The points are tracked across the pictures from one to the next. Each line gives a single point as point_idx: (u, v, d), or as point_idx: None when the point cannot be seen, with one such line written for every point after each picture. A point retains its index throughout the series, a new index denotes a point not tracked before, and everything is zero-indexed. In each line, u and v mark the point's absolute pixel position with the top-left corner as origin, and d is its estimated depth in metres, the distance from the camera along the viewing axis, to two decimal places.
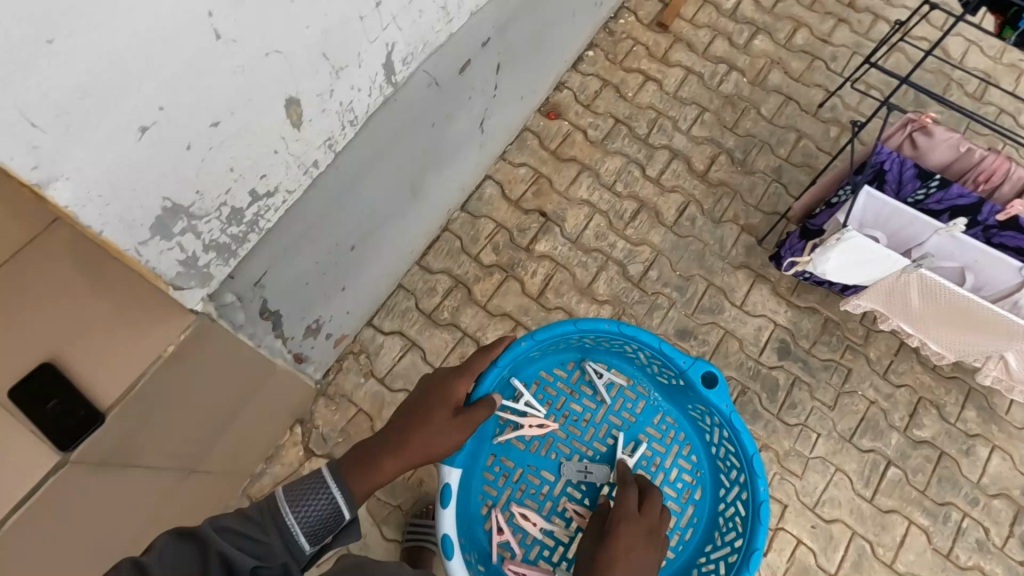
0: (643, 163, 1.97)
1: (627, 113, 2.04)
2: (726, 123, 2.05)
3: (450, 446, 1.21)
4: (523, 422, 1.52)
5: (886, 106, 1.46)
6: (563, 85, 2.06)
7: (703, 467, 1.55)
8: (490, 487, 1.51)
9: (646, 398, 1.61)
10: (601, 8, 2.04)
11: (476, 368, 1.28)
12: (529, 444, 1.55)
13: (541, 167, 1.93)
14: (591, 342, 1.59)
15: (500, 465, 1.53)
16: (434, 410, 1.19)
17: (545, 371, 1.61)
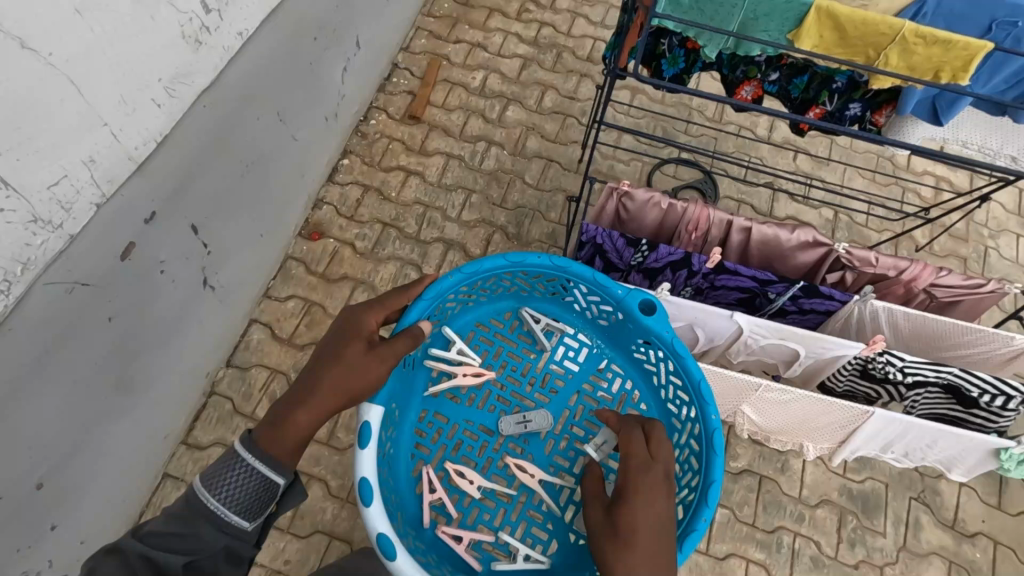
0: (418, 262, 1.91)
1: (394, 214, 1.99)
2: (494, 200, 2.05)
3: (375, 380, 1.00)
4: (455, 369, 1.31)
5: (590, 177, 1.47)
6: (322, 201, 1.98)
7: (652, 406, 1.31)
8: (422, 446, 1.28)
9: (592, 345, 1.39)
10: (342, 118, 1.99)
11: (389, 303, 1.09)
12: (464, 398, 1.34)
13: (311, 295, 1.82)
14: (528, 284, 1.38)
15: (433, 423, 1.31)
16: (340, 342, 0.99)
17: (476, 322, 1.40)
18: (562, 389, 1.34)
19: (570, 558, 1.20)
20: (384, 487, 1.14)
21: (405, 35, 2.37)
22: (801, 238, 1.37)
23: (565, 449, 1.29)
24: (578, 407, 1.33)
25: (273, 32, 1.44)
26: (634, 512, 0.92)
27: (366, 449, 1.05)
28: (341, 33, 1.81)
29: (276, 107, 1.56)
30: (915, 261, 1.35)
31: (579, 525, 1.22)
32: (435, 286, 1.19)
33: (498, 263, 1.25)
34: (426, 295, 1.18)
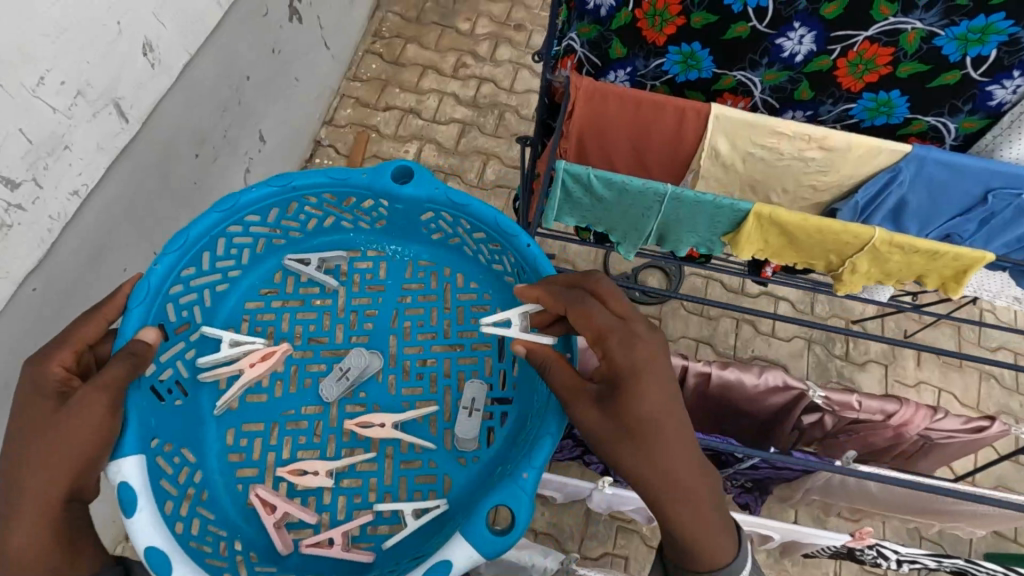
0: None
1: None
2: None
3: (87, 443, 0.71)
4: (237, 365, 0.98)
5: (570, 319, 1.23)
6: None
7: (483, 284, 1.09)
8: (241, 466, 0.98)
9: (385, 255, 1.12)
10: None
11: (82, 333, 0.78)
12: (268, 390, 1.03)
13: None
14: (281, 232, 1.05)
15: (245, 440, 0.99)
16: (25, 423, 0.71)
17: (248, 301, 1.06)
18: (376, 316, 1.08)
19: (473, 477, 0.98)
20: (194, 541, 0.86)
21: (328, 106, 2.13)
22: (770, 381, 1.16)
23: (411, 374, 1.05)
24: (404, 323, 1.08)
25: (131, 170, 1.21)
26: (645, 409, 0.72)
27: (138, 515, 0.75)
28: (237, 135, 1.58)
29: (151, 246, 1.33)
30: (906, 402, 1.15)
31: (463, 446, 1.00)
32: (148, 274, 0.87)
33: (215, 222, 0.93)
34: (149, 281, 0.86)
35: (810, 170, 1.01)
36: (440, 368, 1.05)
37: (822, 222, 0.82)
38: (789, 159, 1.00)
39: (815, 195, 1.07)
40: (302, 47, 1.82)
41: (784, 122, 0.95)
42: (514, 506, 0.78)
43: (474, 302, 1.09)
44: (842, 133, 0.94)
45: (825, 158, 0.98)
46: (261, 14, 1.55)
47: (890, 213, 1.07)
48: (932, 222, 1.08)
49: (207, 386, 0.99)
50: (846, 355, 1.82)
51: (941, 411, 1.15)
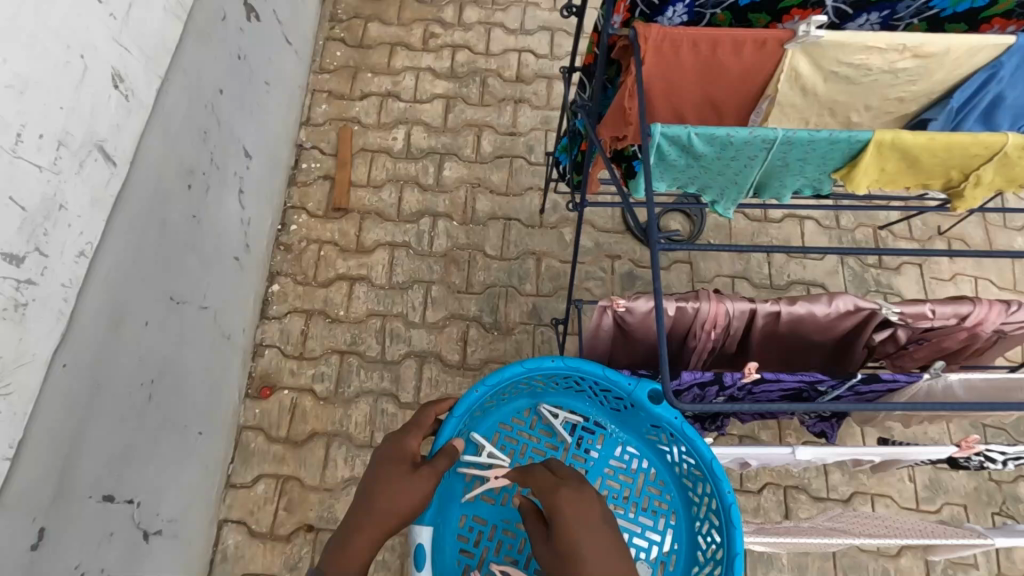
0: (393, 391, 1.63)
1: (348, 338, 1.69)
2: (458, 288, 1.76)
3: (413, 508, 0.87)
4: (488, 473, 1.06)
5: (641, 298, 1.11)
6: (262, 345, 1.67)
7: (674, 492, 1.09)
8: (464, 550, 1.05)
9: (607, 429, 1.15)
10: (256, 246, 1.66)
11: (423, 422, 0.96)
12: (497, 496, 1.09)
13: (282, 469, 1.54)
14: (542, 384, 1.13)
15: (474, 529, 1.06)
16: (386, 472, 0.88)
17: (502, 422, 1.15)
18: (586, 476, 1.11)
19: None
20: None
21: (302, 105, 2.00)
22: (841, 308, 1.13)
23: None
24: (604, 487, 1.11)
25: (131, 219, 1.11)
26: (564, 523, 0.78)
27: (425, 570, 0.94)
28: (223, 157, 1.46)
29: (168, 291, 1.25)
30: (979, 301, 1.12)
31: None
32: (456, 405, 1.01)
33: (515, 373, 1.03)
34: (457, 411, 1.00)
35: (897, 82, 0.91)
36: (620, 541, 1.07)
37: None
38: (877, 73, 0.89)
39: (898, 108, 0.97)
40: (265, 47, 1.68)
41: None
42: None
43: (659, 508, 1.09)
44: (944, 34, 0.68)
45: (920, 67, 0.88)
46: (219, 19, 1.42)
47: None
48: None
49: (457, 477, 1.09)
50: (880, 263, 1.80)
51: (1015, 303, 1.12)
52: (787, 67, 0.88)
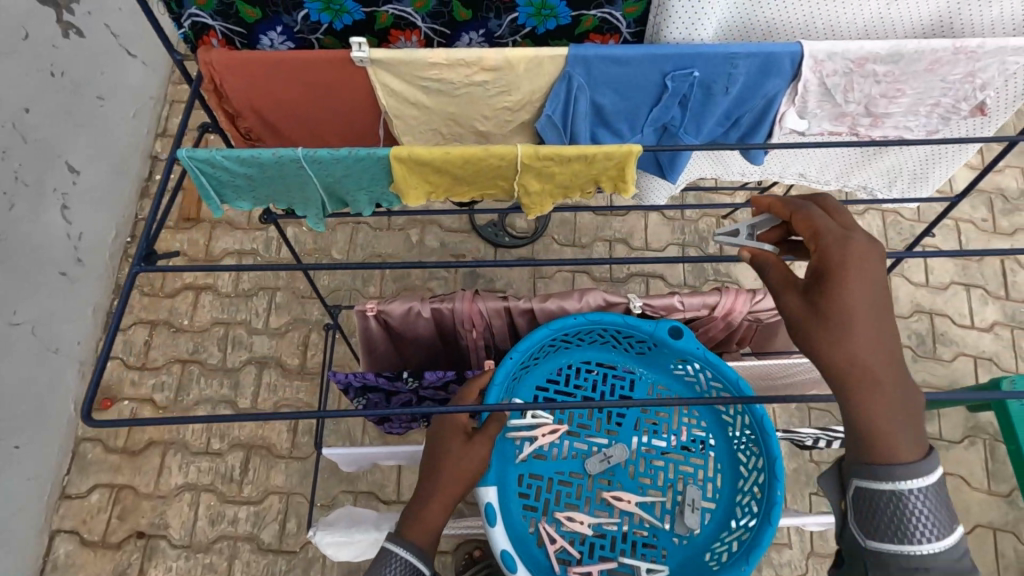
0: (231, 398, 1.66)
1: (191, 346, 1.72)
2: (303, 293, 1.78)
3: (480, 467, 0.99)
4: (535, 434, 1.17)
5: (394, 302, 1.14)
6: (105, 357, 1.70)
7: (708, 420, 1.22)
8: (528, 504, 1.16)
9: (635, 375, 1.25)
10: (92, 259, 1.68)
11: (467, 398, 1.06)
12: (547, 452, 1.20)
13: (117, 478, 1.58)
14: (568, 342, 1.23)
15: (532, 484, 1.18)
16: (444, 439, 1.00)
17: (539, 388, 1.23)
18: (624, 419, 1.22)
19: (682, 557, 1.14)
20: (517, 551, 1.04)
21: (157, 116, 2.01)
22: (592, 303, 1.17)
23: (646, 468, 1.20)
24: (644, 430, 1.21)
25: None
26: (850, 318, 0.59)
27: (497, 526, 1.05)
28: (36, 173, 1.49)
29: None
30: (726, 290, 1.15)
31: (683, 527, 1.14)
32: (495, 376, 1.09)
33: (546, 336, 1.14)
34: (498, 379, 1.09)
35: None
36: (666, 472, 1.19)
37: (465, 150, 0.60)
38: None
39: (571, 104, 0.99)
40: (96, 61, 1.69)
41: (429, 51, 0.66)
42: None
43: (699, 435, 1.21)
44: (496, 48, 0.66)
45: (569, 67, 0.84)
46: (20, 38, 1.43)
47: (593, 120, 0.77)
48: (641, 118, 0.76)
49: (508, 443, 1.19)
50: (719, 252, 1.83)
51: (759, 291, 1.16)
52: (377, 83, 0.71)
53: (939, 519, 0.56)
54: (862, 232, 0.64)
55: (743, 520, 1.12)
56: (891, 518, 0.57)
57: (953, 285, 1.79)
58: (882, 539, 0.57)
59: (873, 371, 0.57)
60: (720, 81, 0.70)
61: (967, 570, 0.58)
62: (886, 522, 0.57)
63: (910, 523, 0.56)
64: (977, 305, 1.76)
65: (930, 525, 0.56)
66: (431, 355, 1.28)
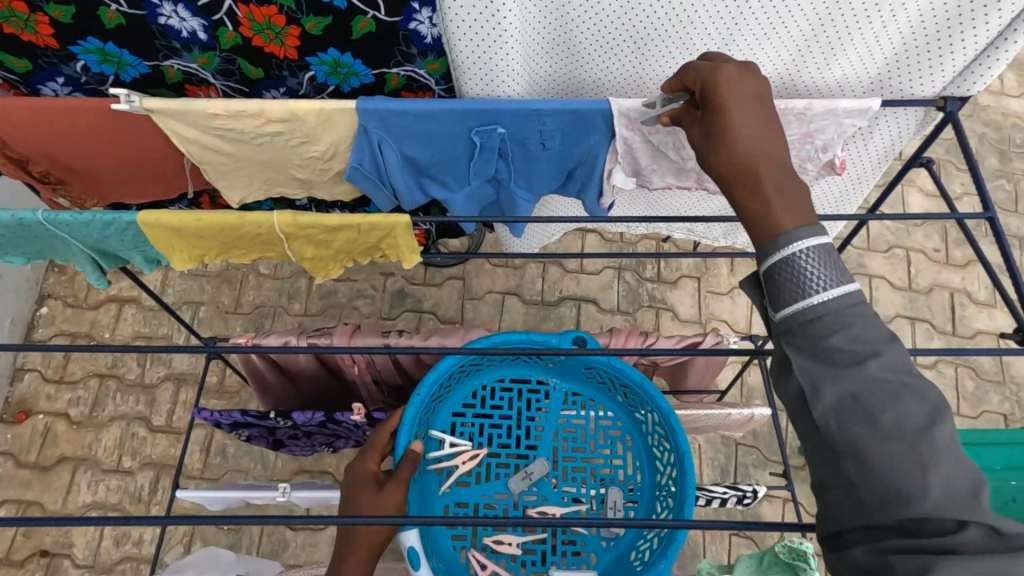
0: (146, 415, 1.64)
1: (110, 360, 1.70)
2: (227, 308, 1.75)
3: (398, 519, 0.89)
4: (454, 462, 1.10)
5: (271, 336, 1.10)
6: (23, 369, 1.68)
7: (624, 420, 1.19)
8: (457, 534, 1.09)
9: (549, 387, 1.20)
10: (10, 270, 1.66)
11: (377, 443, 1.01)
12: (471, 477, 1.13)
13: (25, 494, 1.56)
14: (479, 366, 1.18)
15: (459, 514, 1.10)
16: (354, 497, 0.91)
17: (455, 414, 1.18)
18: (541, 434, 1.16)
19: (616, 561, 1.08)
20: None
21: None
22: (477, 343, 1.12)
23: (569, 475, 1.14)
24: (563, 439, 1.17)
25: None
26: (724, 128, 0.60)
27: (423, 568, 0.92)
28: None
29: None
30: (616, 332, 1.12)
31: (609, 530, 1.09)
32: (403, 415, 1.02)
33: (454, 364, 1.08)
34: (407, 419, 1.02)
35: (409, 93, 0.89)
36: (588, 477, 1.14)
37: (217, 218, 0.55)
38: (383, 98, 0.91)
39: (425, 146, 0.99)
40: None
41: (206, 102, 0.62)
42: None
43: (614, 438, 1.18)
44: (277, 100, 0.61)
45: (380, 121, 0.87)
46: None
47: (412, 174, 0.72)
48: (465, 172, 0.72)
49: (429, 474, 1.12)
50: (657, 277, 1.78)
51: (651, 335, 1.12)
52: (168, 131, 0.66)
53: (835, 276, 0.53)
54: (732, 59, 0.65)
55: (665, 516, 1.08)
56: (791, 282, 0.54)
57: (898, 317, 1.72)
58: (783, 309, 0.54)
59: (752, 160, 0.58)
60: (532, 136, 0.66)
61: (889, 376, 0.52)
62: (787, 292, 0.54)
63: (806, 284, 0.53)
64: (921, 341, 1.69)
65: (827, 278, 0.53)
66: (320, 387, 1.24)
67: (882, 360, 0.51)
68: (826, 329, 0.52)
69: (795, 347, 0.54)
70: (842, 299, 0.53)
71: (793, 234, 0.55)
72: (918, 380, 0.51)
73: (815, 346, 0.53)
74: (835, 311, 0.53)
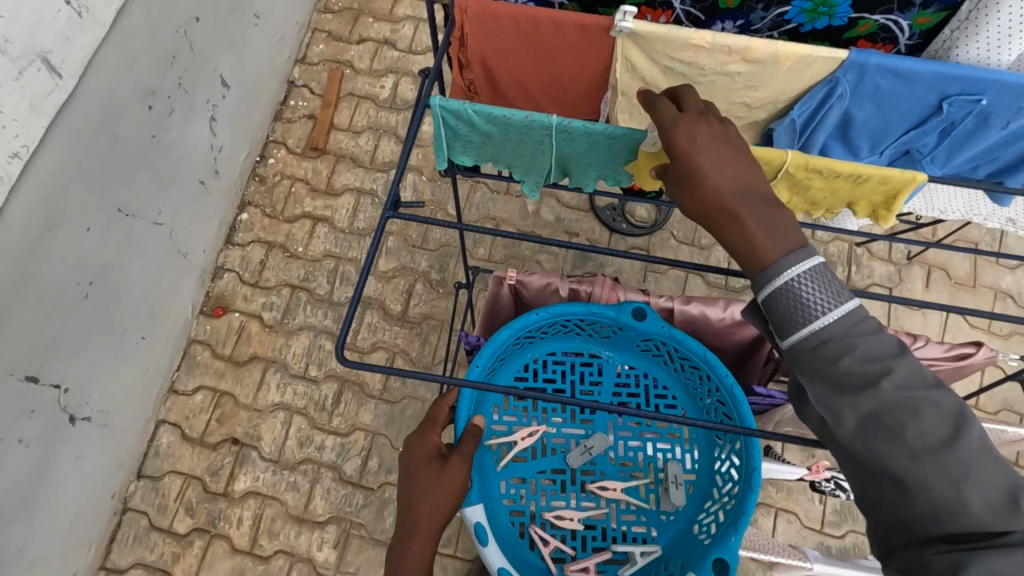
0: (333, 330, 1.71)
1: (302, 274, 1.77)
2: (414, 242, 1.80)
3: (457, 495, 0.93)
4: (514, 436, 1.15)
5: (529, 275, 1.14)
6: (222, 269, 1.78)
7: (681, 394, 1.15)
8: (515, 510, 1.13)
9: (603, 358, 1.18)
10: (227, 172, 1.75)
11: (437, 418, 1.03)
12: (528, 454, 1.17)
13: (220, 384, 1.66)
14: (533, 336, 1.16)
15: (516, 489, 1.15)
16: (416, 475, 0.93)
17: (510, 387, 1.14)
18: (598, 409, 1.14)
19: (679, 535, 1.12)
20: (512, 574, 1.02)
21: (299, 43, 2.03)
22: (735, 316, 1.12)
23: (626, 451, 1.18)
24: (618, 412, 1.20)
25: (69, 142, 1.19)
26: (700, 169, 0.61)
27: (489, 546, 1.03)
28: (193, 82, 1.53)
29: (115, 203, 1.34)
30: None
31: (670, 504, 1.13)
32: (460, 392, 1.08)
33: (511, 338, 1.09)
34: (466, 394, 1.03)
35: None
36: (646, 451, 1.18)
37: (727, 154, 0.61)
38: None
39: None
40: None
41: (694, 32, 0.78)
42: (725, 552, 1.02)
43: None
44: (768, 42, 0.77)
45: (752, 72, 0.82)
46: None
47: (836, 130, 0.92)
48: (886, 138, 0.92)
49: (486, 450, 1.15)
50: (847, 279, 1.73)
51: (920, 338, 1.08)
52: (620, 55, 0.84)
53: (826, 288, 0.57)
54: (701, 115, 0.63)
55: (727, 488, 1.10)
56: (787, 306, 0.57)
57: None
58: (789, 334, 0.58)
59: (736, 214, 0.59)
60: (998, 115, 0.84)
61: (861, 352, 0.55)
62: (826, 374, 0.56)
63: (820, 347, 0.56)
64: None
65: (822, 299, 0.57)
66: None
67: (955, 502, 0.53)
68: (826, 353, 0.56)
69: (806, 372, 0.57)
70: (843, 321, 0.56)
71: (779, 261, 0.58)
72: (908, 422, 0.54)
73: (866, 414, 0.55)
74: (838, 334, 0.56)
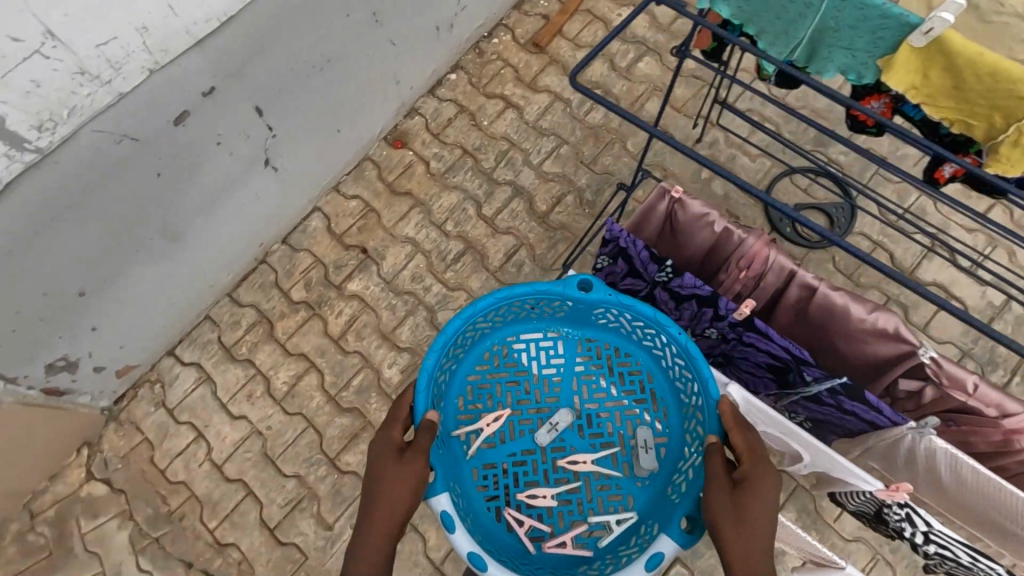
0: (480, 201, 1.84)
1: (477, 144, 1.91)
2: (583, 159, 1.87)
3: (418, 478, 0.98)
4: (480, 424, 1.20)
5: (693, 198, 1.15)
6: (416, 111, 1.96)
7: (645, 361, 1.25)
8: (488, 495, 1.19)
9: (561, 335, 1.28)
10: (458, 32, 1.91)
11: (398, 416, 1.07)
12: (495, 439, 1.22)
13: (373, 201, 1.86)
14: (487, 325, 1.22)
15: (489, 475, 1.20)
16: (379, 481, 0.97)
17: (471, 374, 1.25)
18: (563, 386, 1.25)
19: (653, 496, 1.18)
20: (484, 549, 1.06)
21: None
22: (878, 323, 1.07)
23: (593, 423, 1.24)
24: (584, 389, 1.25)
25: None
26: None
27: (457, 531, 1.01)
28: None
29: (371, 7, 1.53)
30: None
31: (642, 469, 1.20)
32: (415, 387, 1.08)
33: (459, 328, 1.14)
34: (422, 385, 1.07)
35: None
36: (615, 420, 1.24)
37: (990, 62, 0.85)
38: None
39: None
40: None
41: None
42: (691, 510, 1.04)
43: (636, 378, 1.25)
44: None
45: None
46: None
47: None
48: None
49: (454, 441, 1.20)
50: (1002, 385, 1.56)
51: None
52: None
53: None
54: None
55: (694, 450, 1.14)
56: None
57: None
58: None
59: None
60: None
61: None
62: None
63: None
64: None
65: None
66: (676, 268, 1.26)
67: None
68: None
69: None
70: None
71: None
72: None
73: None
74: None
